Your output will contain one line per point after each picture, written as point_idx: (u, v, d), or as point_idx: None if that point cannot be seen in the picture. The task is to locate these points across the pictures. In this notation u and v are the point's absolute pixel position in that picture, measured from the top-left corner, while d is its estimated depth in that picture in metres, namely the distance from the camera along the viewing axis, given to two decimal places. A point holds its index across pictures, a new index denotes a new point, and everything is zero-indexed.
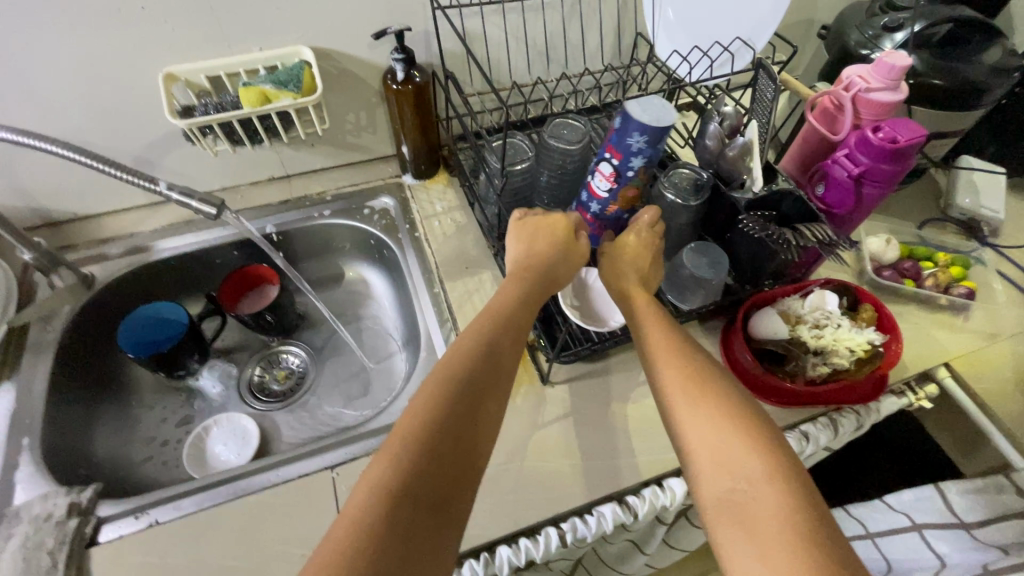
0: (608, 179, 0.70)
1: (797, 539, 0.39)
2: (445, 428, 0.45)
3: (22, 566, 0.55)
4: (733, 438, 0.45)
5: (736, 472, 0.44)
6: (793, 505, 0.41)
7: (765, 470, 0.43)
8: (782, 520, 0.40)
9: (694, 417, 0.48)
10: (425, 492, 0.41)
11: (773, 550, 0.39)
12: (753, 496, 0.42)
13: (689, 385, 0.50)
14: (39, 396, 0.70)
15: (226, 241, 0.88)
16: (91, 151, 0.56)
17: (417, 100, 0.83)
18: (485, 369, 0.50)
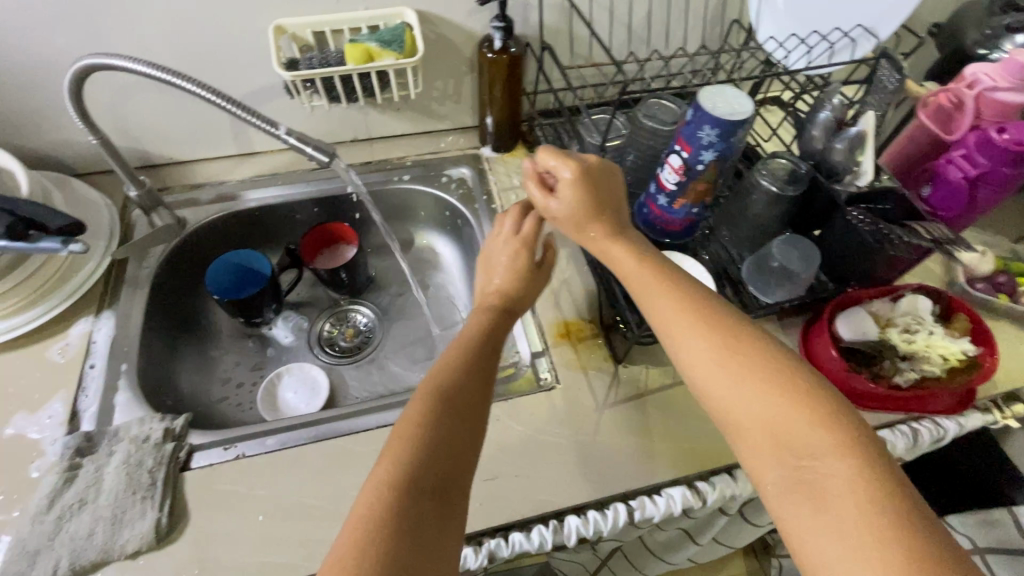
0: (676, 172, 0.70)
1: (870, 504, 0.39)
2: (436, 440, 0.45)
3: (125, 481, 0.58)
4: (794, 407, 0.44)
5: (800, 445, 0.43)
6: (866, 477, 0.41)
7: (833, 439, 0.42)
8: (857, 489, 0.40)
9: (744, 391, 0.46)
10: (424, 493, 0.42)
11: (848, 520, 0.39)
12: (822, 469, 0.42)
13: (731, 357, 0.47)
14: (135, 327, 0.73)
15: (309, 197, 0.90)
16: (219, 90, 0.57)
17: (511, 71, 0.82)
18: (468, 385, 0.50)
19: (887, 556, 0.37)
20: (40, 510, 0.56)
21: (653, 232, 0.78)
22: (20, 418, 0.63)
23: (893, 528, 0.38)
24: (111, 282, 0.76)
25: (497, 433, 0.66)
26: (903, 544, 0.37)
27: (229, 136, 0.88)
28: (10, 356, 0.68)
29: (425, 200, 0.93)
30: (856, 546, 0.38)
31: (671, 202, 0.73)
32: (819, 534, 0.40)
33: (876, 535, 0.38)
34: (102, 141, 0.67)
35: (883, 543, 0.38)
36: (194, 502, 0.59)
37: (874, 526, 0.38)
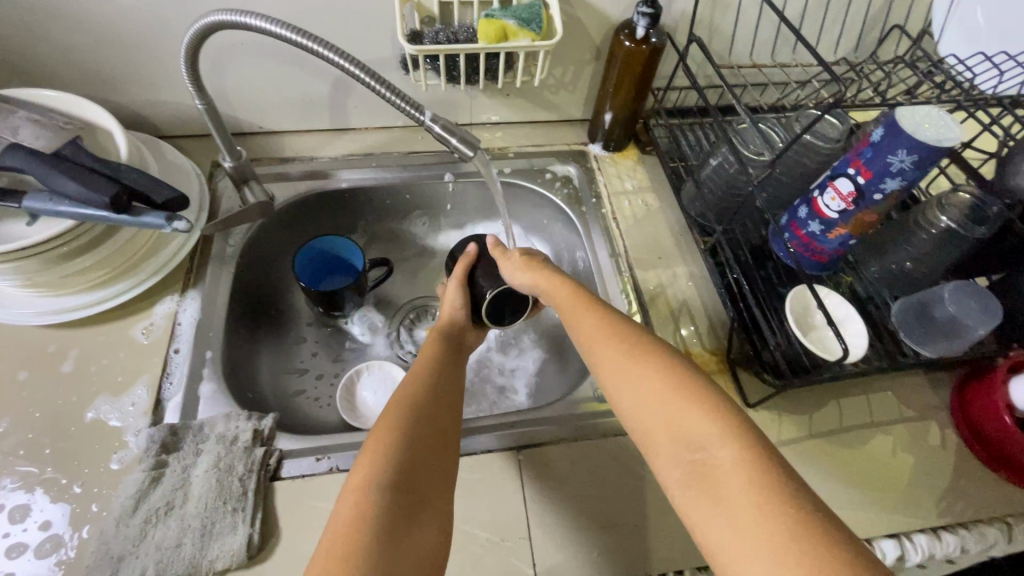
0: (844, 199, 0.60)
1: (770, 496, 0.38)
2: (400, 438, 0.48)
3: (215, 488, 0.53)
4: (694, 408, 0.44)
5: (695, 444, 0.43)
6: (743, 470, 0.40)
7: (717, 435, 0.42)
8: (743, 478, 0.39)
9: (654, 398, 0.47)
10: (399, 489, 0.44)
11: (744, 518, 0.38)
12: (710, 463, 0.41)
13: (642, 369, 0.49)
14: (221, 311, 0.68)
15: (404, 182, 0.83)
16: (362, 62, 0.49)
17: (647, 65, 0.73)
18: (428, 402, 0.52)
19: (789, 551, 0.36)
20: (126, 511, 0.51)
21: (793, 260, 0.69)
22: (102, 402, 0.59)
23: (784, 520, 0.37)
24: (197, 259, 0.70)
25: (613, 472, 0.59)
26: (800, 539, 0.36)
27: (325, 109, 0.81)
28: (92, 333, 0.63)
29: (526, 197, 0.86)
30: (766, 541, 0.37)
31: (826, 231, 0.64)
32: (730, 535, 0.38)
33: (781, 528, 0.37)
34: (207, 106, 0.61)
35: (781, 536, 0.36)
36: (285, 517, 0.54)
37: (781, 522, 0.37)
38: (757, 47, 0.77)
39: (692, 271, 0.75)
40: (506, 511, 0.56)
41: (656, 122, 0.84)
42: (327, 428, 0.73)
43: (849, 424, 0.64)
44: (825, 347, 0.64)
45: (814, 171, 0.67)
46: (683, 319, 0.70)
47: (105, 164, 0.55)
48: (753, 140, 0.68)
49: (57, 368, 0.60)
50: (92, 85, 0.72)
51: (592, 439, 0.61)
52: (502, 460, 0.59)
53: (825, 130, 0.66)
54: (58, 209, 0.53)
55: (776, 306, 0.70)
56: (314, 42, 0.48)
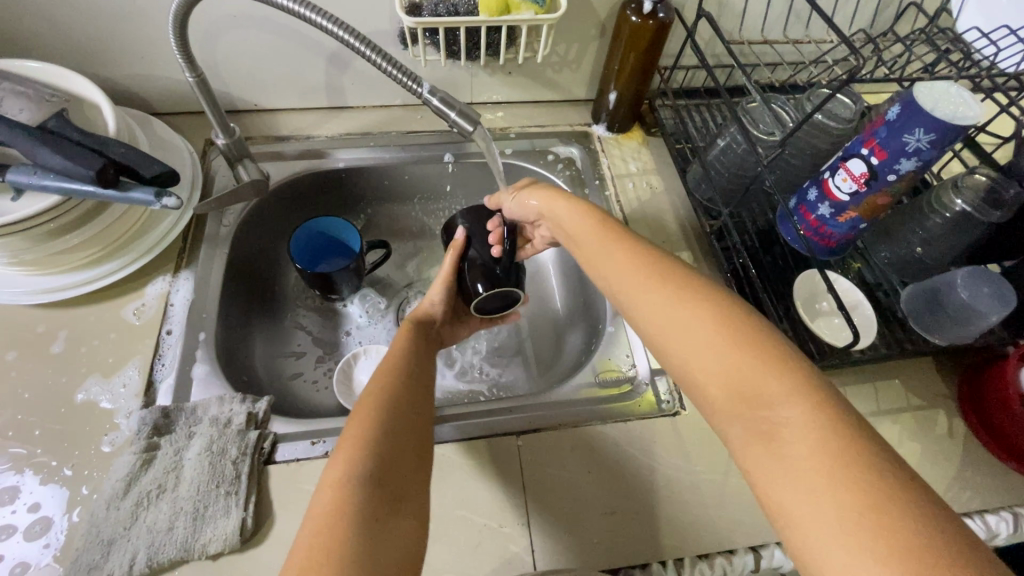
0: (856, 180, 0.58)
1: (846, 459, 0.34)
2: (373, 424, 0.47)
3: (208, 471, 0.52)
4: (756, 359, 0.40)
5: (759, 399, 0.39)
6: (812, 426, 0.36)
7: (783, 389, 0.38)
8: (816, 437, 0.35)
9: (712, 345, 0.42)
10: (381, 477, 0.43)
11: (817, 479, 0.34)
12: (772, 420, 0.38)
13: (698, 315, 0.44)
14: (215, 292, 0.66)
15: (402, 163, 0.81)
16: (359, 31, 0.47)
17: (654, 42, 0.70)
18: (388, 400, 0.50)
19: (871, 520, 0.31)
20: (116, 494, 0.50)
21: (801, 244, 0.67)
22: (93, 384, 0.57)
23: (863, 485, 0.33)
24: (190, 239, 0.69)
25: (613, 459, 0.58)
26: (883, 507, 0.32)
27: (321, 86, 0.78)
28: (83, 313, 0.62)
29: (527, 178, 0.83)
30: (840, 508, 0.33)
31: (836, 214, 0.62)
32: (800, 498, 0.34)
33: (860, 494, 0.32)
34: (197, 79, 0.59)
35: (859, 502, 0.32)
36: (279, 501, 0.53)
37: (859, 486, 0.33)
38: (767, 24, 0.75)
39: (697, 255, 0.73)
40: (504, 497, 0.55)
41: (662, 103, 0.82)
42: (323, 412, 0.71)
43: (856, 412, 0.63)
44: (832, 333, 0.63)
45: (825, 152, 0.65)
46: None
47: (91, 136, 0.53)
48: (764, 119, 0.66)
49: (46, 348, 0.59)
50: (80, 59, 0.70)
51: (593, 425, 0.60)
52: (500, 446, 0.58)
53: (839, 110, 0.64)
54: (44, 182, 0.51)
55: (782, 291, 0.68)
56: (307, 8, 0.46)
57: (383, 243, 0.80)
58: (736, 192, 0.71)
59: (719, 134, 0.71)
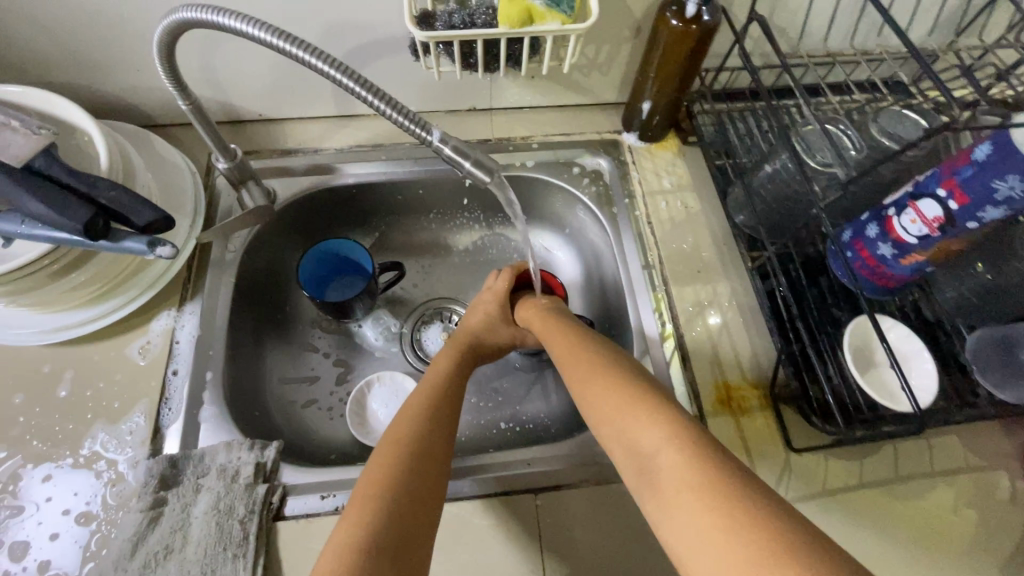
0: (927, 224, 0.50)
1: (720, 491, 0.35)
2: (399, 464, 0.46)
3: (215, 532, 0.50)
4: (619, 387, 0.48)
5: (633, 437, 0.43)
6: (690, 467, 0.37)
7: (639, 417, 0.44)
8: (691, 478, 0.36)
9: (577, 371, 0.53)
10: (398, 518, 0.42)
11: (704, 517, 0.34)
12: (659, 471, 0.39)
13: (573, 351, 0.56)
14: (221, 325, 0.63)
15: (416, 177, 0.75)
16: (361, 74, 0.44)
17: (696, 50, 0.62)
18: (399, 454, 0.47)
19: (752, 548, 0.31)
20: (123, 555, 0.49)
21: (854, 282, 0.61)
22: (99, 431, 0.56)
23: (739, 513, 0.33)
24: (194, 268, 0.66)
25: (638, 522, 0.55)
26: (763, 532, 0.32)
27: (328, 95, 0.72)
28: (88, 352, 0.60)
29: (550, 193, 0.77)
30: (729, 539, 0.32)
31: (898, 256, 0.55)
32: (694, 544, 0.34)
33: (741, 522, 0.33)
34: (192, 106, 0.54)
35: (737, 529, 0.32)
36: (288, 562, 0.51)
37: (740, 516, 0.33)
38: (831, 23, 0.65)
39: (735, 288, 0.67)
40: (521, 561, 0.52)
41: (701, 109, 0.74)
42: (337, 445, 0.69)
43: (906, 472, 0.58)
44: (890, 396, 0.55)
45: (889, 182, 0.57)
46: (722, 346, 0.63)
47: (78, 177, 0.49)
48: (821, 147, 0.58)
49: (52, 390, 0.57)
50: (72, 73, 0.65)
51: (617, 483, 0.57)
52: (517, 504, 0.55)
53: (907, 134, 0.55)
54: (34, 232, 0.47)
55: (831, 334, 0.62)
56: (306, 51, 0.43)
57: (397, 263, 0.75)
58: (782, 219, 0.64)
59: (767, 157, 0.63)
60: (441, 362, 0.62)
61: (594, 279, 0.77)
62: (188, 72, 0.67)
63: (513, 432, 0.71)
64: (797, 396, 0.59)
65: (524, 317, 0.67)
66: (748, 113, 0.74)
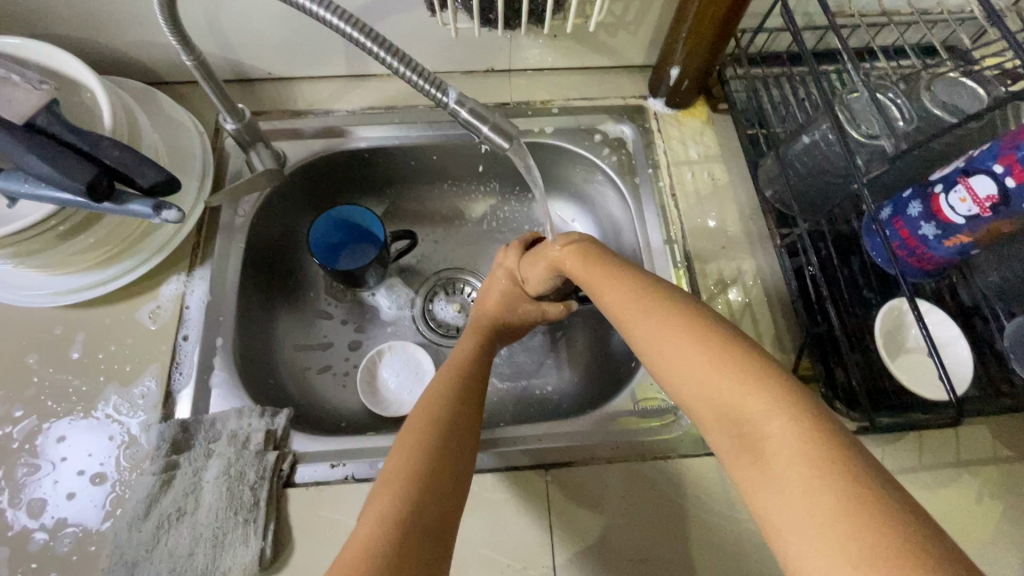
0: (978, 204, 0.47)
1: (865, 505, 0.28)
2: (431, 442, 0.46)
3: (226, 497, 0.51)
4: (711, 344, 0.39)
5: (737, 412, 0.35)
6: (822, 465, 0.30)
7: (750, 391, 0.35)
8: (821, 481, 0.30)
9: (646, 322, 0.43)
10: (436, 495, 0.42)
11: (839, 531, 0.28)
12: (775, 460, 0.32)
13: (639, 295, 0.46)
14: (231, 291, 0.62)
15: (429, 141, 0.72)
16: (371, 27, 0.41)
17: (734, 7, 0.57)
18: (416, 429, 0.48)
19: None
20: (137, 515, 0.50)
21: (890, 263, 0.57)
22: (112, 393, 0.56)
23: (887, 529, 0.27)
24: (204, 232, 0.64)
25: (649, 501, 0.54)
26: (915, 561, 0.26)
27: (339, 53, 0.69)
28: (100, 315, 0.60)
29: (568, 160, 0.73)
30: (876, 569, 0.26)
31: (941, 237, 0.51)
32: (814, 549, 0.28)
33: (886, 540, 0.27)
34: (196, 62, 0.51)
35: (883, 547, 0.27)
36: (299, 528, 0.51)
37: (895, 546, 0.26)
38: None
39: (760, 266, 0.64)
40: (530, 536, 0.52)
41: (733, 73, 0.69)
42: (348, 413, 0.69)
43: (932, 462, 0.56)
44: (921, 384, 0.52)
45: (936, 157, 0.53)
46: (744, 326, 0.61)
47: (80, 135, 0.47)
48: (867, 117, 0.53)
49: (65, 352, 0.58)
50: (75, 27, 0.63)
51: (629, 462, 0.56)
52: (526, 480, 0.55)
53: (961, 104, 0.51)
54: (38, 192, 0.46)
55: (861, 317, 0.59)
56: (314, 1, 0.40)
57: (409, 229, 0.73)
58: (817, 194, 0.60)
59: (805, 127, 0.59)
60: (466, 336, 0.62)
61: (613, 254, 0.75)
62: (194, 26, 0.64)
63: (526, 405, 0.70)
64: (821, 380, 0.57)
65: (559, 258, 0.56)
66: (785, 79, 0.69)
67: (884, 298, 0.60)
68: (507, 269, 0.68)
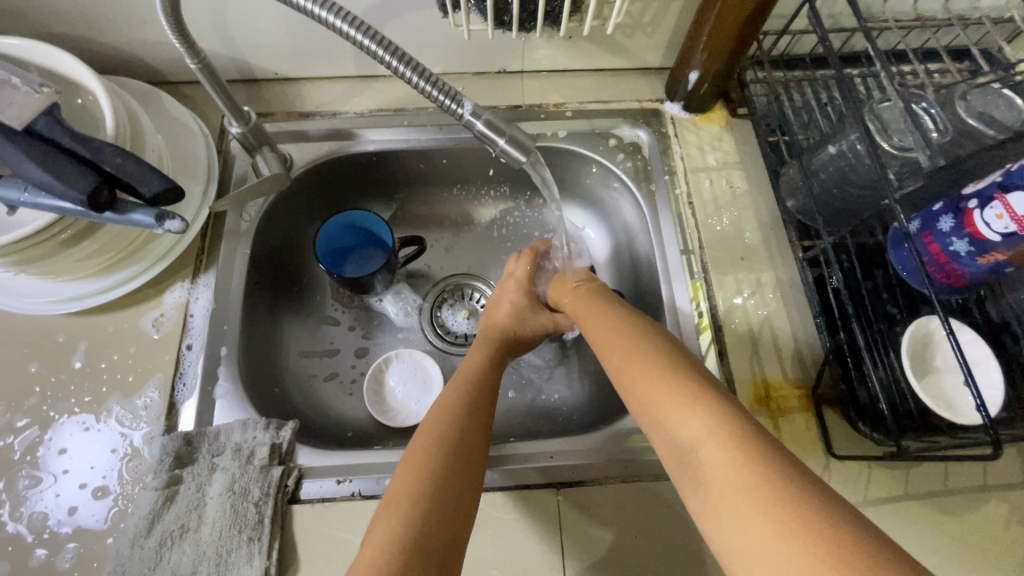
0: (1016, 220, 0.44)
1: (761, 488, 0.32)
2: (438, 461, 0.44)
3: (231, 514, 0.49)
4: (657, 368, 0.44)
5: (671, 427, 0.40)
6: (736, 463, 0.34)
7: (680, 404, 0.40)
8: (734, 477, 0.34)
9: (612, 352, 0.49)
10: (442, 520, 0.41)
11: (750, 521, 0.32)
12: (703, 466, 0.36)
13: (608, 331, 0.52)
14: (236, 299, 0.61)
15: (439, 145, 0.70)
16: (383, 34, 0.39)
17: (759, 9, 0.54)
18: (419, 444, 0.47)
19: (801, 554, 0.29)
20: (139, 532, 0.48)
21: (917, 279, 0.54)
22: (114, 404, 0.55)
23: (791, 517, 0.30)
24: (209, 237, 0.63)
25: (663, 523, 0.52)
26: (814, 542, 0.29)
27: (347, 53, 0.67)
28: (103, 322, 0.58)
29: (582, 166, 0.71)
30: (777, 548, 0.30)
31: (974, 254, 0.49)
32: (740, 549, 0.32)
33: (788, 524, 0.30)
34: (201, 65, 0.49)
35: (788, 532, 0.30)
36: (304, 546, 0.50)
37: (787, 526, 0.30)
38: None
39: (780, 278, 0.62)
40: (541, 558, 0.51)
41: (754, 77, 0.67)
42: (354, 422, 0.67)
43: (958, 486, 0.54)
44: (950, 407, 0.49)
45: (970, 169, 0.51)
46: (763, 341, 0.59)
47: (81, 141, 0.45)
48: (898, 127, 0.51)
49: (67, 360, 0.56)
50: (77, 26, 0.61)
51: (643, 482, 0.54)
52: (538, 498, 0.53)
53: (998, 115, 0.49)
54: (37, 200, 0.45)
55: (886, 334, 0.57)
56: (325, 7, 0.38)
57: (418, 235, 0.71)
58: (841, 206, 0.58)
59: (831, 135, 0.57)
60: (475, 348, 0.61)
61: (626, 262, 0.73)
62: (199, 25, 0.62)
63: (535, 416, 0.69)
64: (844, 400, 0.55)
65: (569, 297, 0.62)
66: (808, 83, 0.67)
67: (911, 315, 0.58)
68: (521, 280, 0.66)
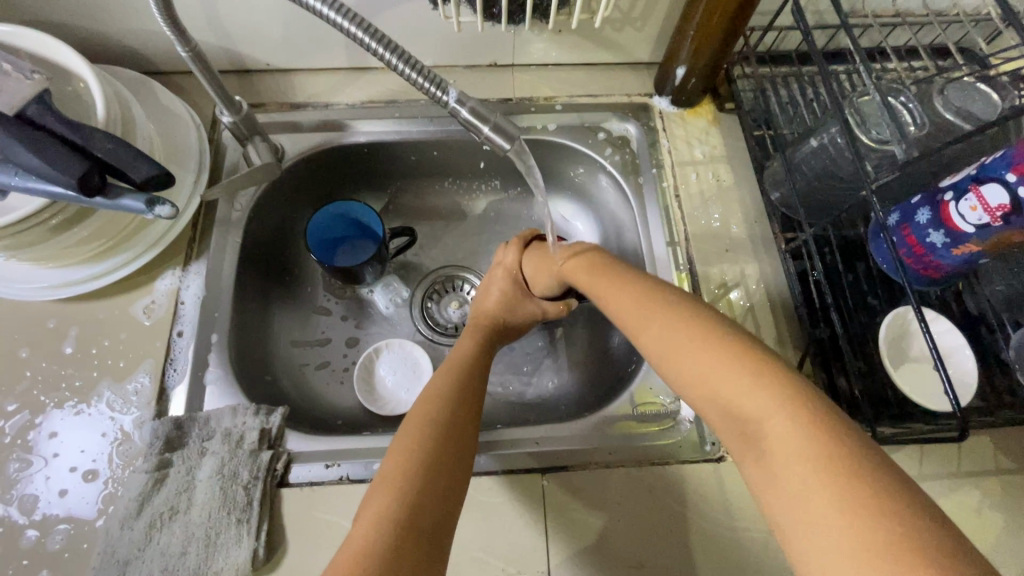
0: (989, 212, 0.45)
1: (833, 465, 0.31)
2: (433, 444, 0.45)
3: (220, 497, 0.50)
4: (711, 337, 0.41)
5: (731, 399, 0.37)
6: (808, 440, 0.32)
7: (740, 377, 0.38)
8: (801, 454, 0.32)
9: (649, 321, 0.46)
10: (434, 498, 0.42)
11: (818, 499, 0.30)
12: (768, 443, 0.34)
13: (642, 297, 0.49)
14: (227, 287, 0.62)
15: (429, 137, 0.71)
16: (374, 26, 0.40)
17: (744, 5, 0.55)
18: (428, 427, 0.47)
19: (883, 541, 0.27)
20: (129, 513, 0.49)
21: (896, 271, 0.56)
22: (105, 389, 0.55)
23: (868, 498, 0.29)
24: (200, 226, 0.64)
25: (646, 508, 0.53)
26: (888, 523, 0.28)
27: (339, 45, 0.68)
28: (95, 309, 0.59)
29: (570, 158, 0.72)
30: (844, 525, 0.29)
31: (950, 245, 0.50)
32: (809, 527, 0.30)
33: (863, 504, 0.29)
34: (192, 53, 0.50)
35: (866, 513, 0.29)
36: (292, 528, 0.51)
37: (883, 509, 0.29)
38: None
39: (764, 270, 0.63)
40: (526, 541, 0.52)
41: (741, 72, 0.68)
42: (344, 410, 0.68)
43: (933, 473, 0.55)
44: (922, 396, 0.51)
45: (946, 163, 0.52)
46: (746, 330, 0.60)
47: (73, 127, 0.45)
48: (877, 121, 0.52)
49: (58, 346, 0.57)
50: (70, 15, 0.62)
51: (626, 467, 0.55)
52: (523, 484, 0.54)
53: (974, 109, 0.50)
54: (28, 184, 0.45)
55: (866, 324, 0.58)
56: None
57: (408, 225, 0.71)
58: (823, 199, 0.59)
59: (814, 130, 0.58)
60: (465, 335, 0.62)
61: (614, 254, 0.73)
62: (192, 15, 0.62)
63: (523, 405, 0.70)
64: (824, 388, 0.56)
65: (567, 270, 0.59)
66: (793, 79, 0.68)
67: (890, 306, 0.59)
68: (511, 266, 0.67)
